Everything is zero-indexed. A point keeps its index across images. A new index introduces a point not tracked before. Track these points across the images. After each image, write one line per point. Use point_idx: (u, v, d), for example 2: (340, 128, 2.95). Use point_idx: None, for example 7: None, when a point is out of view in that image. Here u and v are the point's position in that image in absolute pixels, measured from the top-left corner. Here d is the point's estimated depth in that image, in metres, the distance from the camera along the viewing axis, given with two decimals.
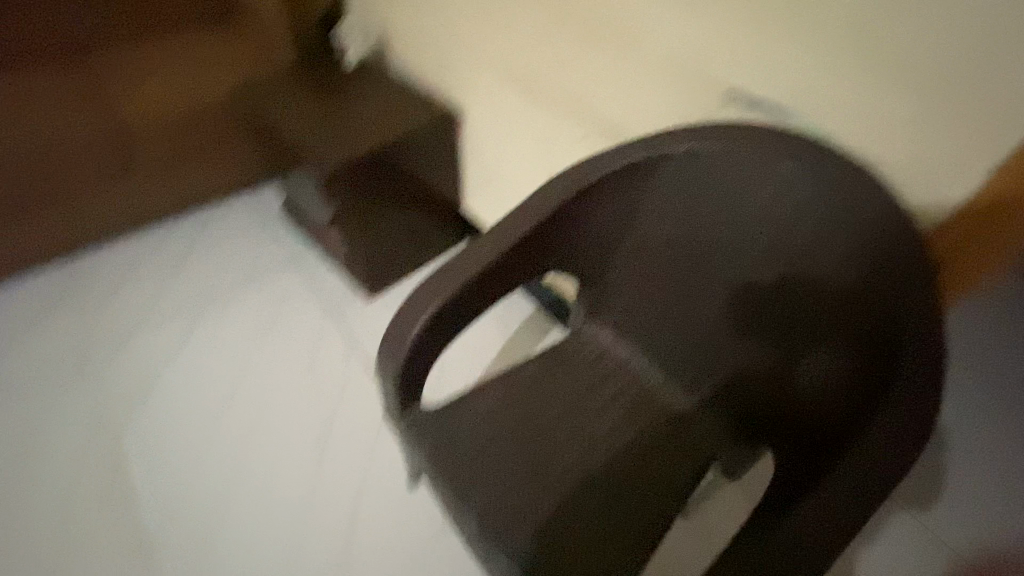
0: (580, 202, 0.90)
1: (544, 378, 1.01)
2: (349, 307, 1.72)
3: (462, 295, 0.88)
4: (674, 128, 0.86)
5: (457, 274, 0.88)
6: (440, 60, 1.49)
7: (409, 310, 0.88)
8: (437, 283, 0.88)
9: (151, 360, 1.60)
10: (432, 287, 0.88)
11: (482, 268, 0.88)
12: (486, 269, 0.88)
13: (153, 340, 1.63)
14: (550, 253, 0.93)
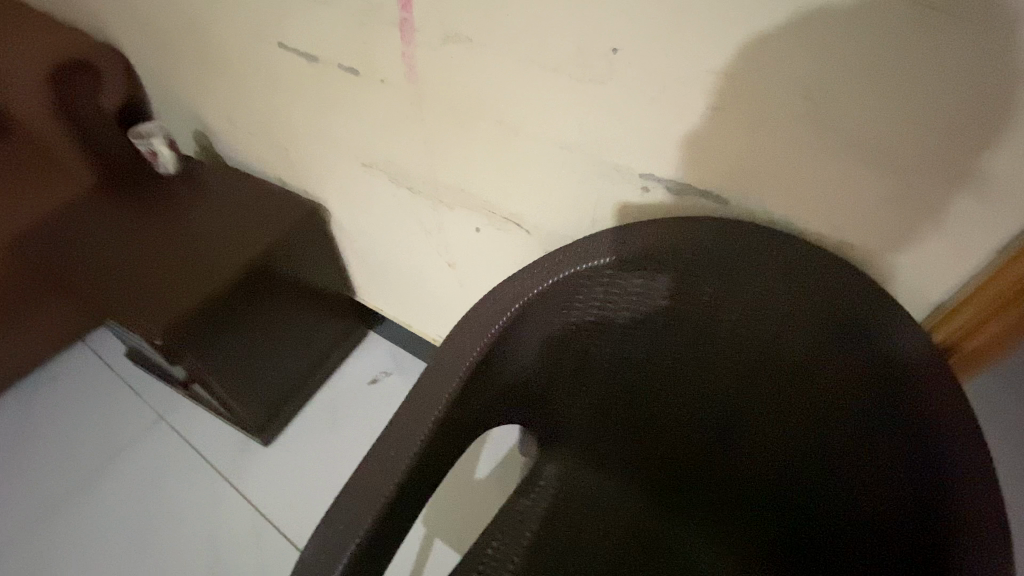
0: (505, 346, 0.69)
1: (512, 565, 0.77)
2: (248, 463, 1.38)
3: (373, 541, 0.61)
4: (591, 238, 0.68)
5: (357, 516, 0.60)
6: (280, 151, 1.20)
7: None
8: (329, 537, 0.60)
9: (49, 521, 1.30)
10: (323, 547, 0.59)
11: (394, 494, 0.62)
12: (399, 492, 0.62)
13: (43, 496, 1.34)
14: (482, 414, 0.71)
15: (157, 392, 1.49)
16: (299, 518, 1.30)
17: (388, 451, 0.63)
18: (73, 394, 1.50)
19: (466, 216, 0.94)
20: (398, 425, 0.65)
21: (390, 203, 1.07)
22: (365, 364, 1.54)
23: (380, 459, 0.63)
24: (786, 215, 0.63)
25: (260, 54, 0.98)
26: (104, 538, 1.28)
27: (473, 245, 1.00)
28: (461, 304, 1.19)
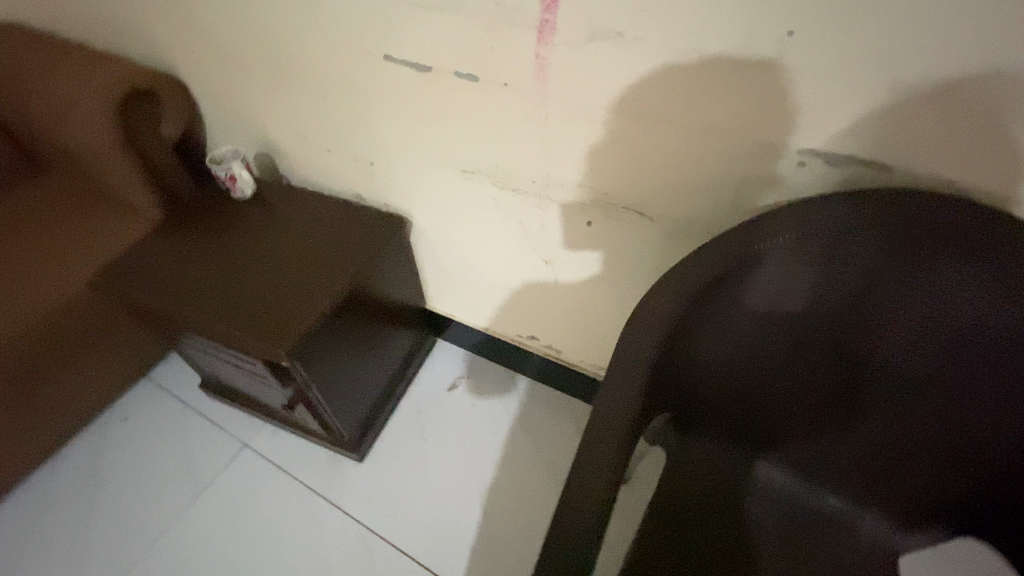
0: (671, 341, 0.75)
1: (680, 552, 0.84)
2: (345, 481, 1.37)
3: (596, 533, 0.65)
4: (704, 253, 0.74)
5: (584, 513, 0.66)
6: (363, 165, 1.20)
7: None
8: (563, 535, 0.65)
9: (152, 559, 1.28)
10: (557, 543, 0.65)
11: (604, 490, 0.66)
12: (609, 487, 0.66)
13: (140, 536, 1.31)
14: (650, 405, 0.78)
15: (236, 420, 1.47)
16: (407, 531, 1.30)
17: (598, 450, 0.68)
18: (150, 431, 1.47)
19: (581, 209, 0.96)
20: (599, 428, 0.71)
21: (487, 206, 1.09)
22: (441, 370, 1.54)
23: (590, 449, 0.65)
24: (947, 176, 0.67)
25: (360, 68, 0.99)
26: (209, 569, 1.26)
27: (581, 239, 1.02)
28: (555, 299, 1.20)
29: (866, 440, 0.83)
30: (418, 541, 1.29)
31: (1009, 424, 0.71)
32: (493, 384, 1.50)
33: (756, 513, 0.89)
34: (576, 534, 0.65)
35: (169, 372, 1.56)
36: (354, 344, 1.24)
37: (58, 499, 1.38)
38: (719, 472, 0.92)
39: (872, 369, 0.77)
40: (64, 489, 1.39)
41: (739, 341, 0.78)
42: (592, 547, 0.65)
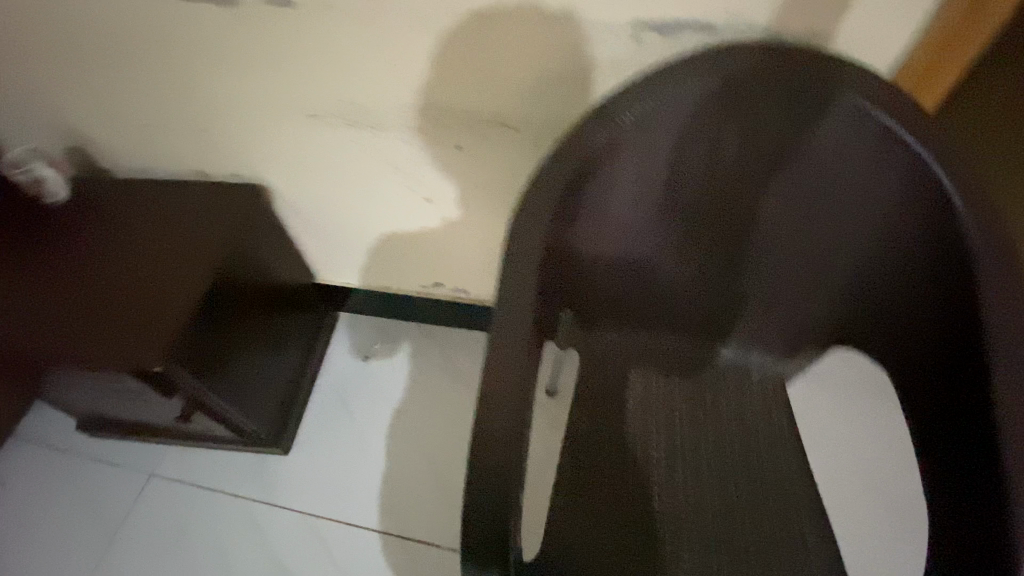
0: (555, 234, 0.74)
1: (608, 443, 0.84)
2: (275, 478, 1.29)
3: (523, 434, 0.66)
4: (569, 142, 0.73)
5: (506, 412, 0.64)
6: (200, 135, 1.07)
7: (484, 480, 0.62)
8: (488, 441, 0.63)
9: None
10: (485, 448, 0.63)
11: (522, 394, 0.66)
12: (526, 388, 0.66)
13: None
14: (549, 303, 0.77)
15: (130, 454, 1.31)
16: (354, 505, 1.26)
17: (508, 355, 0.67)
18: (30, 491, 1.27)
19: (445, 132, 0.93)
20: (504, 327, 0.69)
21: (349, 150, 1.01)
22: (352, 343, 1.46)
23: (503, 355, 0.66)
24: (759, 27, 0.73)
25: (158, 14, 0.85)
26: None
27: (454, 166, 0.98)
28: (446, 237, 1.17)
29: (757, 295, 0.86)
30: (368, 511, 1.25)
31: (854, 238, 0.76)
32: (408, 343, 1.45)
33: (672, 392, 0.90)
34: (504, 434, 0.63)
35: (34, 423, 1.35)
36: (248, 335, 1.12)
37: None
38: (633, 360, 0.93)
39: (746, 220, 0.80)
40: None
41: (617, 224, 0.80)
42: (523, 451, 0.66)
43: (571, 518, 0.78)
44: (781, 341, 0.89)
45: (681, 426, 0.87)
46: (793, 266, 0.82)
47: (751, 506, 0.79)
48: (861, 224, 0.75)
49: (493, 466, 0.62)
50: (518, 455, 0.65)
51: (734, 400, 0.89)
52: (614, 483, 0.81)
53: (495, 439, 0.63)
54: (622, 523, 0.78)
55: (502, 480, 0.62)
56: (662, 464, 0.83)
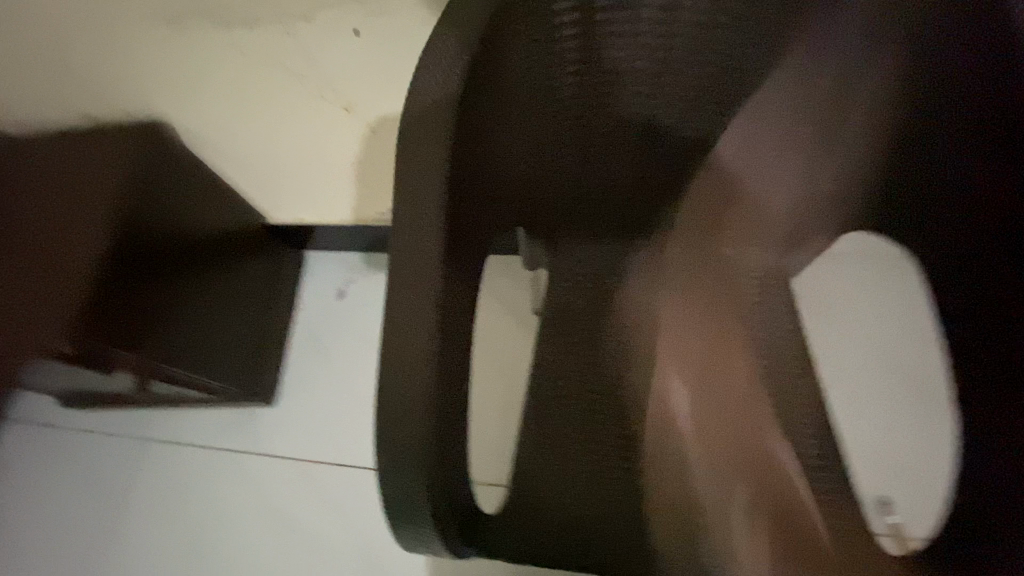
0: (467, 125, 0.56)
1: (575, 369, 0.73)
2: (264, 431, 1.26)
3: (447, 385, 0.54)
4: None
5: (420, 359, 0.52)
6: (64, 69, 0.89)
7: (401, 440, 0.52)
8: (401, 392, 0.52)
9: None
10: (397, 404, 0.52)
11: (440, 338, 0.53)
12: (443, 332, 0.53)
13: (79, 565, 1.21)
14: (477, 215, 0.61)
15: (120, 421, 1.30)
16: (346, 448, 1.22)
17: (415, 292, 0.53)
18: (37, 466, 1.30)
19: (335, 14, 0.74)
20: (405, 252, 0.54)
21: (236, 57, 0.83)
22: (322, 286, 1.35)
23: (408, 294, 0.53)
24: None
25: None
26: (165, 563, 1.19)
27: (359, 58, 0.81)
28: (381, 153, 1.00)
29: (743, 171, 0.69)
30: (360, 451, 1.21)
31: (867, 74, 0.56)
32: (381, 278, 1.33)
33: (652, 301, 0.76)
34: (418, 385, 0.52)
35: (27, 402, 1.35)
36: (188, 294, 1.04)
37: None
38: (605, 267, 0.77)
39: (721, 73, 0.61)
40: None
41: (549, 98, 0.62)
42: (452, 406, 0.55)
43: (534, 461, 0.69)
44: (783, 224, 0.72)
45: (659, 339, 0.74)
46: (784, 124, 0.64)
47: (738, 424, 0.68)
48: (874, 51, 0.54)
49: (407, 422, 0.52)
50: (445, 411, 0.54)
51: (725, 301, 0.75)
52: (581, 415, 0.71)
53: (407, 393, 0.52)
54: (589, 468, 0.68)
55: (423, 434, 0.52)
56: (636, 382, 0.72)
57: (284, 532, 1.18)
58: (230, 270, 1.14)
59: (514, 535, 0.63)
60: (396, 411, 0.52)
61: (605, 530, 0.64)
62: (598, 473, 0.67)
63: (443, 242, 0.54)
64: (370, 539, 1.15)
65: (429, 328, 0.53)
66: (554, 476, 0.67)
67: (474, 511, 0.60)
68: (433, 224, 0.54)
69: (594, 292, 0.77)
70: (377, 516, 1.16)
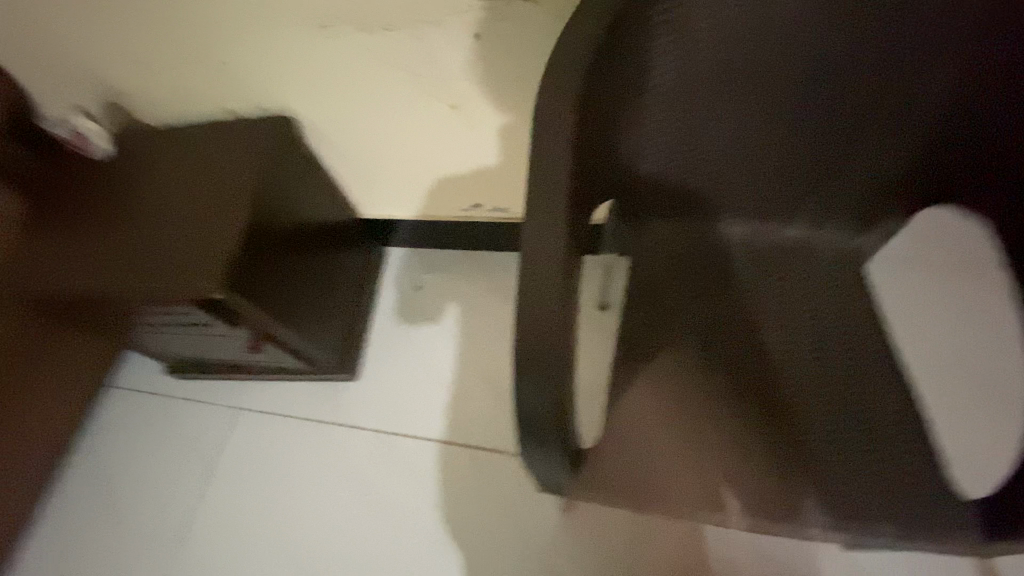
0: (591, 105, 0.65)
1: (663, 336, 0.80)
2: (345, 406, 1.36)
3: (568, 321, 0.63)
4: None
5: (548, 296, 0.62)
6: (220, 70, 1.05)
7: (533, 361, 0.61)
8: (536, 321, 0.62)
9: (195, 534, 1.29)
10: (529, 333, 0.62)
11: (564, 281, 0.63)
12: (566, 275, 0.63)
13: (172, 518, 1.32)
14: (590, 185, 0.70)
15: (215, 389, 1.43)
16: (423, 422, 1.31)
17: (546, 242, 0.63)
18: (139, 427, 1.43)
19: (460, 25, 0.88)
20: (537, 207, 0.64)
21: (373, 62, 0.98)
22: (403, 277, 1.47)
23: (540, 243, 0.63)
24: None
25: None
26: (252, 521, 1.29)
27: (475, 61, 0.94)
28: (478, 151, 1.13)
29: (824, 157, 0.77)
30: (433, 428, 1.30)
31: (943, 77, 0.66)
32: (457, 271, 1.45)
33: (733, 281, 0.83)
34: (549, 317, 0.61)
35: (134, 368, 1.50)
36: (301, 270, 1.17)
37: (81, 517, 1.37)
38: (691, 249, 0.85)
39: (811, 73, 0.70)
40: (81, 506, 1.38)
41: (656, 91, 0.72)
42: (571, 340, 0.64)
43: (627, 416, 0.75)
44: (858, 209, 0.80)
45: (742, 312, 0.80)
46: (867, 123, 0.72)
47: (821, 393, 0.74)
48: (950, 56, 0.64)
49: (537, 348, 0.61)
50: (566, 343, 0.63)
51: (803, 281, 0.82)
52: (671, 377, 0.77)
53: (541, 323, 0.61)
54: (679, 426, 0.74)
55: (551, 357, 0.61)
56: (723, 351, 0.78)
57: (361, 498, 1.27)
58: (330, 256, 1.28)
59: (615, 474, 0.69)
60: (528, 338, 0.61)
61: (700, 471, 0.69)
62: (688, 430, 0.73)
63: (568, 200, 0.64)
64: (442, 507, 1.22)
65: (557, 270, 0.62)
66: (646, 430, 0.74)
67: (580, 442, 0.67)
68: (561, 186, 0.64)
69: (681, 270, 0.84)
70: (448, 488, 1.23)
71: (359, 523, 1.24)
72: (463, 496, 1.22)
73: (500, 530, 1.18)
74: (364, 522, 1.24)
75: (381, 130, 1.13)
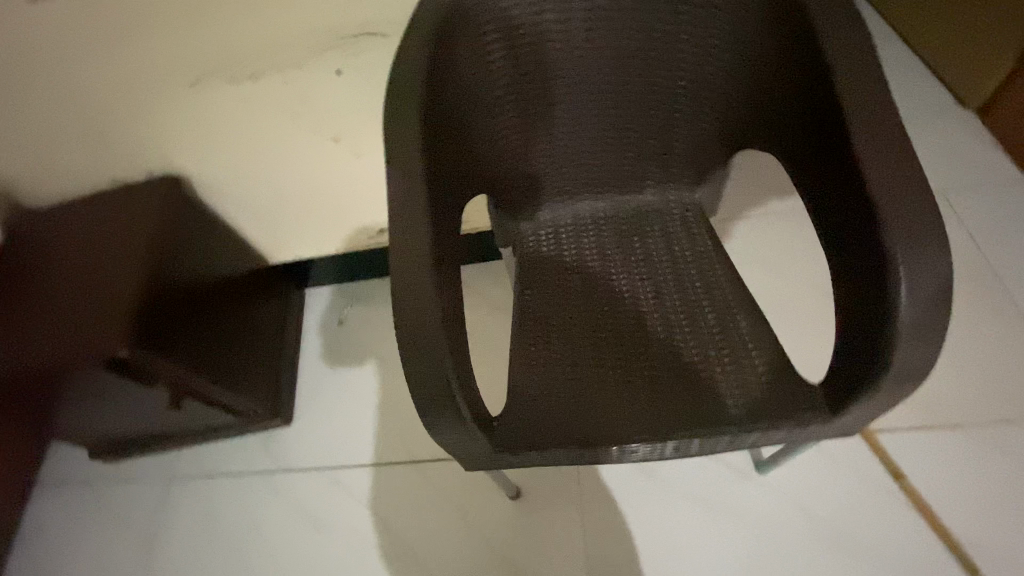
0: (434, 113, 0.75)
1: (552, 310, 0.90)
2: (283, 451, 1.35)
3: (445, 298, 0.70)
4: (418, 24, 0.75)
5: (423, 280, 0.68)
6: (98, 141, 1.07)
7: (420, 341, 0.67)
8: (418, 304, 0.68)
9: None
10: (413, 318, 0.68)
11: (435, 265, 0.70)
12: (437, 260, 0.70)
13: None
14: (453, 184, 0.79)
15: (145, 468, 1.38)
16: (365, 450, 1.32)
17: (414, 233, 0.70)
18: (64, 525, 1.34)
19: (320, 60, 0.96)
20: (401, 204, 0.71)
21: (247, 109, 1.03)
22: (324, 314, 1.50)
23: (409, 234, 0.70)
24: None
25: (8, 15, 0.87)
26: None
27: (344, 93, 1.01)
28: (368, 179, 1.20)
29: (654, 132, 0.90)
30: (374, 452, 1.31)
31: (721, 57, 0.81)
32: (376, 300, 1.49)
33: (606, 251, 0.94)
34: (426, 299, 0.68)
35: (52, 464, 1.42)
36: (214, 322, 1.18)
37: None
38: (564, 230, 0.96)
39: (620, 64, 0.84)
40: None
41: (498, 97, 0.83)
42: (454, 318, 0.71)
43: (531, 386, 0.84)
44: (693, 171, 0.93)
45: (616, 275, 0.92)
46: (673, 101, 0.86)
47: (691, 332, 0.86)
48: (715, 37, 0.80)
49: (423, 328, 0.68)
50: (448, 320, 0.69)
51: (663, 240, 0.94)
52: (563, 345, 0.87)
53: (420, 305, 0.68)
54: (578, 383, 0.84)
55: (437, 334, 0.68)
56: (605, 311, 0.89)
57: (312, 540, 1.24)
58: (246, 305, 1.30)
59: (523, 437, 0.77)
60: (413, 320, 0.68)
61: (592, 413, 0.81)
62: (585, 387, 0.83)
63: (428, 199, 0.71)
64: (395, 530, 1.22)
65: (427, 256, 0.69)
66: (547, 396, 0.83)
67: (482, 411, 0.74)
68: (419, 181, 0.71)
69: (561, 250, 0.95)
70: (397, 506, 1.24)
71: (313, 565, 1.22)
72: (413, 514, 1.23)
73: (456, 536, 1.20)
74: (319, 562, 1.22)
75: (270, 174, 1.17)
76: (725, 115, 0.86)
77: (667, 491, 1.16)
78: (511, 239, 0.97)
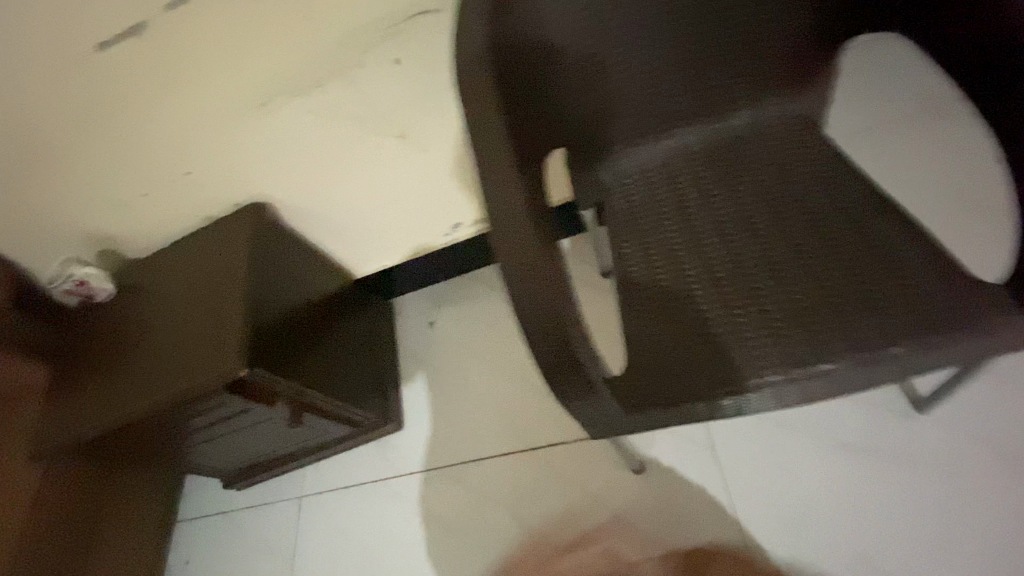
0: (506, 69, 0.71)
1: (657, 256, 0.83)
2: (398, 457, 1.37)
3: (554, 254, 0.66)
4: None
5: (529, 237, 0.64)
6: (186, 181, 1.12)
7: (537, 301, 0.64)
8: (528, 265, 0.64)
9: None
10: (525, 279, 0.65)
11: (536, 222, 0.65)
12: (538, 216, 0.66)
13: None
14: (535, 139, 0.74)
15: (274, 489, 1.44)
16: (479, 443, 1.32)
17: (510, 192, 0.66)
18: (212, 551, 1.43)
19: (380, 55, 0.96)
20: (491, 165, 0.67)
21: (317, 121, 1.05)
22: (413, 319, 1.52)
23: (505, 194, 0.66)
24: None
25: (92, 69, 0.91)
26: None
27: (406, 85, 1.02)
28: (439, 172, 1.20)
29: (740, 44, 0.81)
30: (488, 445, 1.31)
31: None
32: (461, 296, 1.49)
33: (703, 186, 0.86)
34: (536, 257, 0.64)
35: (189, 497, 1.51)
36: (319, 336, 1.22)
37: None
38: (651, 173, 0.90)
39: None
40: None
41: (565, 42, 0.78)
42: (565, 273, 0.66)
43: (650, 338, 0.78)
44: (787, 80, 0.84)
45: (720, 207, 0.84)
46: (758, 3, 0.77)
47: (822, 253, 0.76)
48: None
49: (537, 287, 0.64)
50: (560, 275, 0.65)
51: (765, 160, 0.85)
52: (677, 289, 0.80)
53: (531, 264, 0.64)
54: (702, 327, 0.76)
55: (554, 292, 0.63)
56: (717, 247, 0.81)
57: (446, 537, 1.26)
58: (342, 318, 1.33)
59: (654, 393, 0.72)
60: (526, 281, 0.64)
61: (729, 356, 0.74)
62: (711, 330, 0.76)
63: (515, 151, 0.68)
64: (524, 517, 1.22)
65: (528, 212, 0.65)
66: (670, 345, 0.76)
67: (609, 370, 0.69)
68: (505, 139, 0.68)
69: (652, 194, 0.88)
70: (523, 494, 1.24)
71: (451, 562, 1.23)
72: (541, 500, 1.21)
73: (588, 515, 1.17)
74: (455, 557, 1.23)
75: (347, 185, 1.20)
76: (821, 4, 0.76)
77: (811, 442, 1.09)
78: (596, 194, 0.92)
